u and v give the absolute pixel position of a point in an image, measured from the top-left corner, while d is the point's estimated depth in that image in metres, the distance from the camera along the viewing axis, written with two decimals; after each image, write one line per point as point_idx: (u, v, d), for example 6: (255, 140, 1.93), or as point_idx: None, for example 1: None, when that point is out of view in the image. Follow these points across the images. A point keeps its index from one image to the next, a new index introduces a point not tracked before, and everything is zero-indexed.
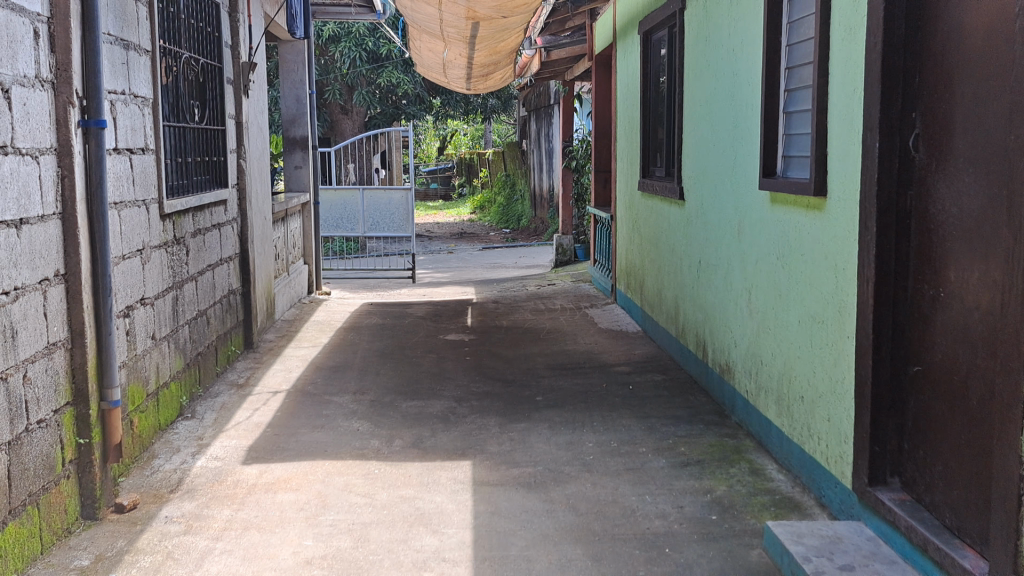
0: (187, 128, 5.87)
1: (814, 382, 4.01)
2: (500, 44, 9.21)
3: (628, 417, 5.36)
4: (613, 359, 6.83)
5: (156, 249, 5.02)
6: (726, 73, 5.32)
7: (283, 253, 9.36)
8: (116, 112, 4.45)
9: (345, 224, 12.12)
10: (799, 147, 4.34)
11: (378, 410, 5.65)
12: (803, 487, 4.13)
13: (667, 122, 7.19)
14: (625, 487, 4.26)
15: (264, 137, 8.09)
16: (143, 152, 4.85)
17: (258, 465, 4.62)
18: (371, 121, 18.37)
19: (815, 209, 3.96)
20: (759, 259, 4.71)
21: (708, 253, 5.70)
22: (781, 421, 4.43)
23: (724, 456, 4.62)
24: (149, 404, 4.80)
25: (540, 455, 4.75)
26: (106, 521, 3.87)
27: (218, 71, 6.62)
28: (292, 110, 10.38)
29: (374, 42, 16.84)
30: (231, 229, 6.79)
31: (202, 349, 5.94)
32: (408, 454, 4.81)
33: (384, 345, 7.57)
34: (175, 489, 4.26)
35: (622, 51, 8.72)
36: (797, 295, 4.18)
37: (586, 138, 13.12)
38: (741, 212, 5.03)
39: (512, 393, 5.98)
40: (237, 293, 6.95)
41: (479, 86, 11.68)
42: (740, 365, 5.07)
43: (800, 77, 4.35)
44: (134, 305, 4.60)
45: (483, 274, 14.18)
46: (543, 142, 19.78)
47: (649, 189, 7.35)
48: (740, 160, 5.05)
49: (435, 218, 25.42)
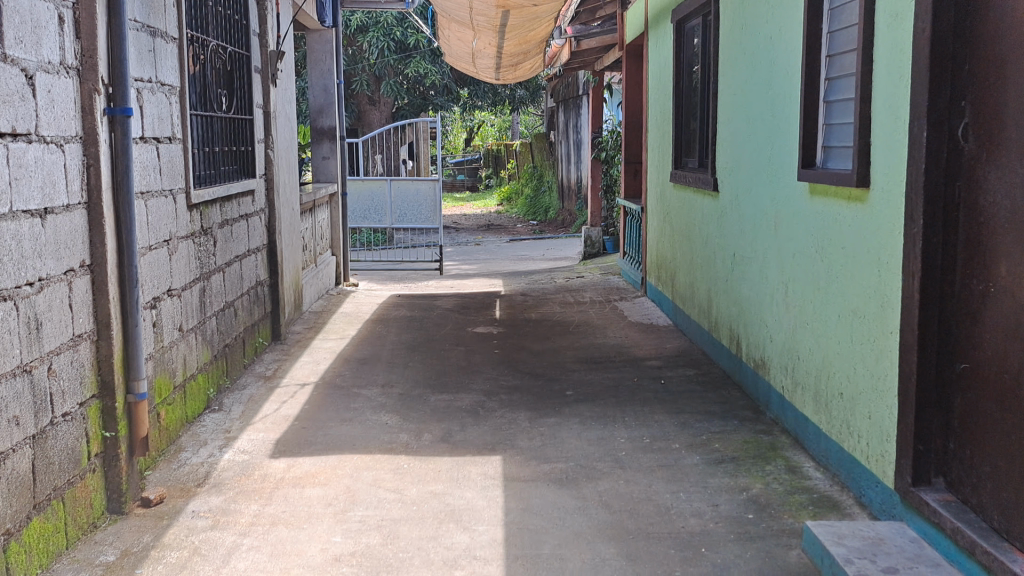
0: (215, 118, 5.82)
1: (854, 378, 3.87)
2: (529, 34, 9.12)
3: (660, 412, 5.24)
4: (643, 352, 6.71)
5: (183, 240, 4.97)
6: (764, 61, 5.16)
7: (311, 245, 9.31)
8: (142, 101, 4.40)
9: (372, 215, 12.09)
10: (840, 137, 4.18)
11: (406, 403, 5.58)
12: (842, 485, 3.99)
13: (701, 113, 7.03)
14: (659, 484, 4.15)
15: (292, 128, 8.03)
16: (170, 141, 4.80)
17: (286, 459, 4.56)
18: (398, 112, 18.37)
19: (858, 201, 3.81)
20: (797, 252, 4.56)
21: (743, 245, 5.55)
22: (818, 417, 4.29)
23: (760, 452, 4.49)
24: (176, 396, 4.76)
25: (571, 451, 4.65)
26: (133, 516, 3.83)
27: (246, 60, 6.56)
28: (321, 99, 10.30)
29: (402, 32, 16.77)
30: (259, 220, 6.75)
31: (230, 341, 5.89)
32: (438, 448, 4.73)
33: (412, 337, 7.50)
34: (201, 483, 4.21)
35: (654, 39, 8.57)
36: (837, 289, 4.03)
37: (616, 128, 12.97)
38: (778, 204, 4.88)
39: (541, 387, 5.88)
40: (265, 284, 6.91)
41: (508, 76, 11.59)
42: (776, 360, 4.93)
43: (841, 65, 4.19)
44: (161, 297, 4.56)
45: (510, 267, 14.09)
46: (571, 134, 19.64)
47: (682, 180, 7.21)
48: (778, 150, 4.90)
49: (462, 210, 25.37)
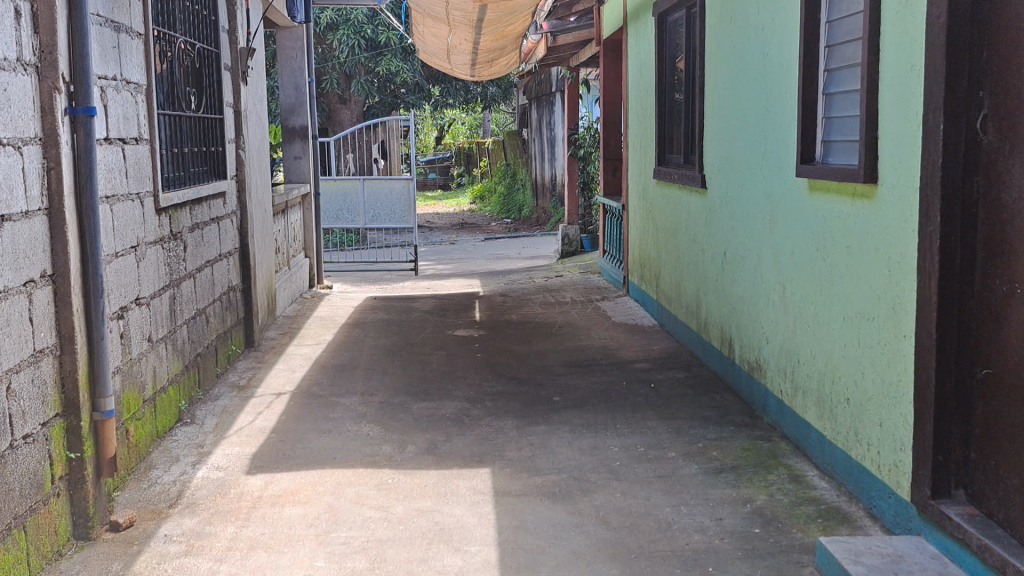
0: (183, 117, 5.56)
1: (862, 384, 3.72)
2: (506, 29, 8.93)
3: (652, 418, 5.08)
4: (630, 355, 6.54)
5: (152, 246, 4.71)
6: (756, 54, 5.01)
7: (284, 247, 9.04)
8: (106, 99, 4.14)
9: (345, 215, 11.83)
10: (842, 131, 4.04)
11: (387, 412, 5.36)
12: (850, 496, 3.84)
13: (686, 108, 6.88)
14: (657, 497, 3.97)
15: (263, 126, 7.76)
16: (136, 142, 4.54)
17: (263, 475, 4.33)
18: (369, 110, 18.08)
19: (864, 197, 3.66)
20: (795, 251, 4.41)
21: (735, 243, 5.40)
22: (822, 423, 4.14)
23: (760, 461, 4.34)
24: (145, 411, 4.51)
25: (563, 461, 4.46)
26: (100, 541, 3.58)
27: (216, 57, 6.29)
28: (292, 98, 10.05)
29: (373, 29, 16.49)
30: (230, 223, 6.49)
31: (202, 349, 5.64)
32: (423, 461, 4.52)
33: (390, 342, 7.27)
34: (174, 504, 3.97)
35: (633, 33, 8.41)
36: (842, 290, 3.88)
37: (592, 125, 12.79)
38: (773, 201, 4.73)
39: (527, 393, 5.69)
40: (237, 289, 6.65)
41: (483, 72, 11.39)
42: (773, 363, 4.78)
43: (843, 56, 4.04)
44: (128, 306, 4.30)
45: (487, 266, 13.89)
46: (544, 131, 19.49)
47: (666, 177, 7.05)
48: (772, 145, 4.75)
49: (434, 209, 25.12)
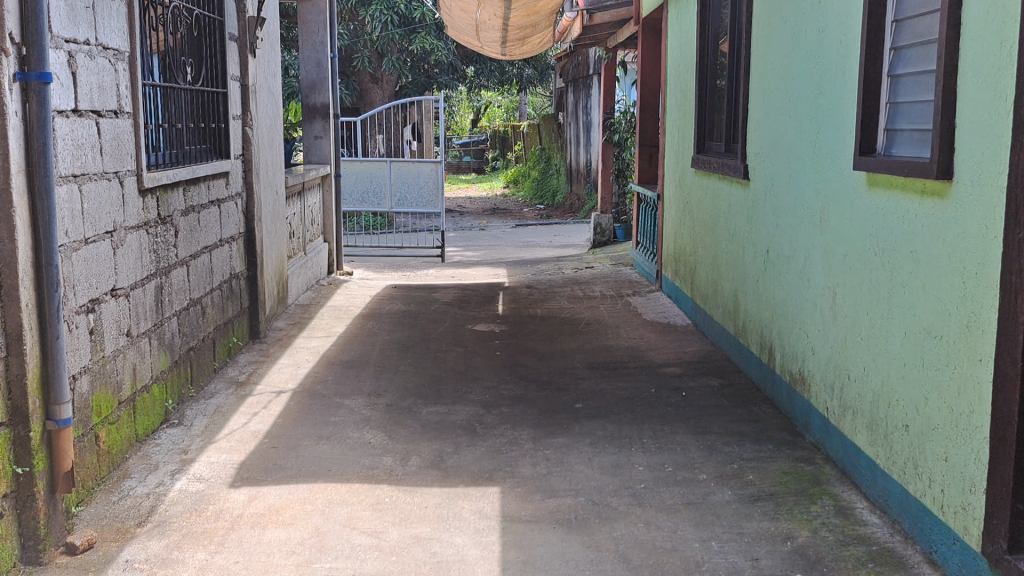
0: (178, 90, 5.13)
1: (923, 411, 3.18)
2: (537, 5, 8.44)
3: (683, 432, 4.57)
4: (660, 357, 6.02)
5: (133, 231, 4.29)
6: (810, 30, 4.44)
7: (300, 232, 8.62)
8: (76, 66, 3.69)
9: (371, 198, 11.39)
10: (910, 119, 3.50)
11: (393, 417, 4.91)
12: (906, 537, 3.32)
13: (731, 91, 6.30)
14: (686, 530, 3.48)
15: (277, 104, 7.32)
16: (115, 115, 4.10)
17: (246, 489, 3.89)
18: (402, 90, 17.63)
19: (935, 195, 3.11)
20: (849, 252, 3.87)
21: (779, 241, 4.85)
22: (874, 450, 3.61)
23: (803, 488, 3.81)
24: (122, 413, 4.09)
25: (581, 482, 3.97)
26: (52, 567, 3.17)
27: (220, 26, 5.83)
28: (312, 75, 9.52)
29: (406, 5, 15.94)
30: (234, 206, 6.06)
31: (196, 343, 5.23)
32: (426, 476, 4.06)
33: (405, 336, 6.81)
34: (143, 522, 3.55)
35: (674, 10, 7.83)
36: (904, 300, 3.34)
37: (629, 109, 12.24)
38: (824, 195, 4.19)
39: (547, 399, 5.21)
40: (241, 277, 6.23)
41: (515, 51, 10.90)
42: (819, 377, 4.23)
43: (914, 31, 3.48)
44: (101, 298, 3.89)
45: (515, 254, 13.41)
46: (580, 115, 18.90)
47: (705, 166, 6.50)
48: (825, 134, 4.20)
49: (466, 193, 24.64)
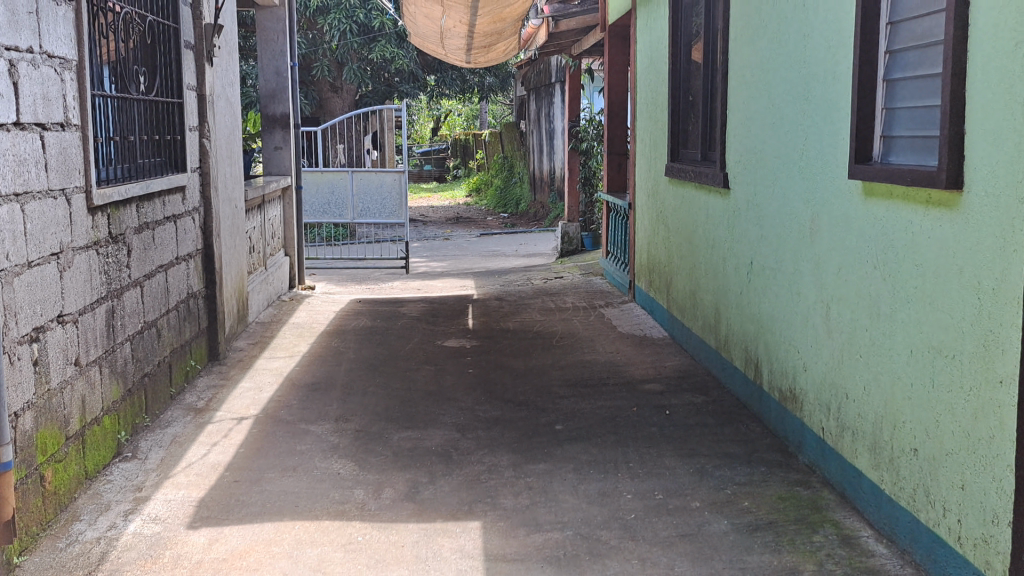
0: (131, 100, 4.82)
1: (935, 434, 3.00)
2: (504, 11, 8.23)
3: (670, 455, 4.36)
4: (640, 373, 5.82)
5: (81, 252, 3.98)
6: (795, 35, 4.28)
7: (260, 246, 8.29)
8: (18, 75, 3.39)
9: (332, 209, 11.07)
10: (910, 125, 3.33)
11: (363, 444, 4.63)
12: (917, 568, 3.13)
13: (707, 97, 6.14)
14: (683, 566, 3.26)
15: (235, 114, 7.01)
16: (61, 129, 3.80)
17: (207, 531, 3.60)
18: (362, 99, 17.33)
19: (942, 206, 2.94)
20: (844, 265, 3.70)
21: (764, 252, 4.68)
22: (877, 474, 3.42)
23: (802, 515, 3.62)
24: (70, 450, 3.78)
25: (567, 514, 3.73)
26: None
27: (174, 32, 5.52)
28: (272, 83, 9.18)
29: (365, 13, 15.64)
30: (190, 222, 5.75)
31: (151, 369, 4.91)
32: (401, 511, 3.80)
33: (373, 355, 6.54)
34: (94, 572, 3.25)
35: (643, 17, 7.67)
36: (909, 317, 3.16)
37: (595, 117, 12.07)
38: (814, 206, 4.02)
39: (525, 421, 4.97)
40: (198, 296, 5.91)
41: (480, 59, 10.69)
42: (813, 395, 4.05)
43: (912, 33, 3.31)
44: (46, 326, 3.58)
45: (481, 265, 13.15)
46: (543, 123, 18.71)
47: (681, 174, 6.33)
48: (814, 142, 4.03)
49: (428, 202, 24.36)
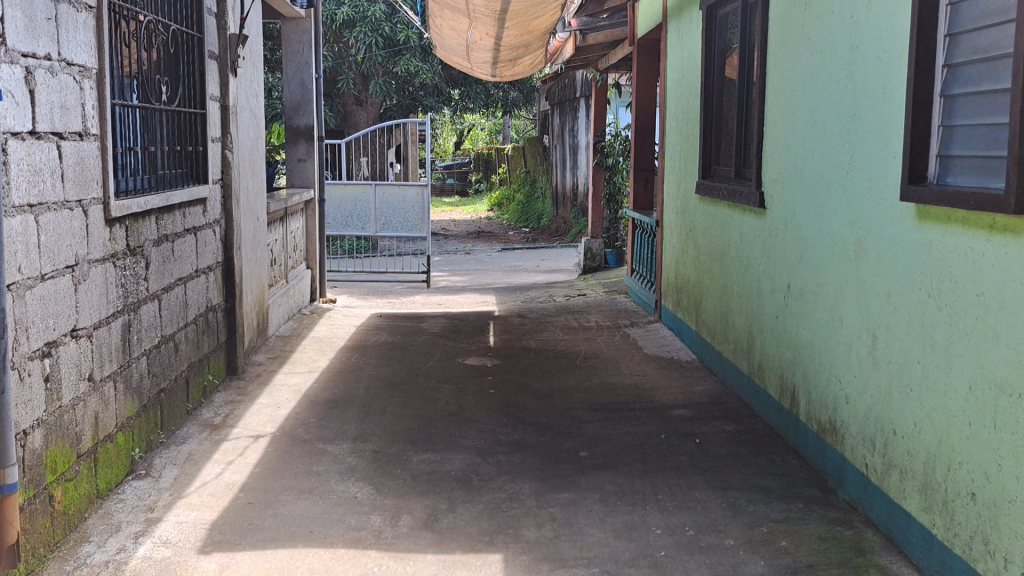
0: (153, 110, 4.72)
1: (996, 477, 2.82)
2: (532, 24, 8.12)
3: (701, 487, 4.18)
4: (667, 398, 5.64)
5: (97, 264, 3.87)
6: (841, 49, 4.12)
7: (282, 259, 8.19)
8: (35, 83, 3.30)
9: (355, 222, 10.98)
10: (971, 143, 3.17)
11: (381, 467, 4.49)
12: None
13: (742, 113, 5.98)
14: None
15: (259, 125, 6.93)
16: (79, 138, 3.70)
17: (218, 557, 3.46)
18: (386, 112, 17.29)
19: (1008, 231, 2.77)
20: (893, 292, 3.53)
21: (804, 275, 4.51)
22: (928, 517, 3.24)
23: (845, 558, 3.43)
24: (81, 468, 3.66)
25: (593, 549, 3.57)
26: None
27: (198, 41, 5.44)
28: (297, 95, 9.12)
29: (391, 27, 15.61)
30: (211, 234, 5.65)
31: (167, 384, 4.80)
32: (420, 540, 3.64)
33: (393, 372, 6.40)
34: None
35: (674, 31, 7.54)
36: (968, 350, 2.98)
37: (620, 132, 11.92)
38: (861, 228, 3.85)
39: (549, 446, 4.81)
40: (217, 310, 5.80)
41: (506, 73, 10.59)
42: (856, 428, 3.87)
43: (973, 46, 3.15)
44: (58, 340, 3.46)
45: (503, 280, 13.01)
46: (567, 138, 18.57)
47: (713, 192, 6.17)
48: (860, 160, 3.86)
49: (451, 216, 24.28)
